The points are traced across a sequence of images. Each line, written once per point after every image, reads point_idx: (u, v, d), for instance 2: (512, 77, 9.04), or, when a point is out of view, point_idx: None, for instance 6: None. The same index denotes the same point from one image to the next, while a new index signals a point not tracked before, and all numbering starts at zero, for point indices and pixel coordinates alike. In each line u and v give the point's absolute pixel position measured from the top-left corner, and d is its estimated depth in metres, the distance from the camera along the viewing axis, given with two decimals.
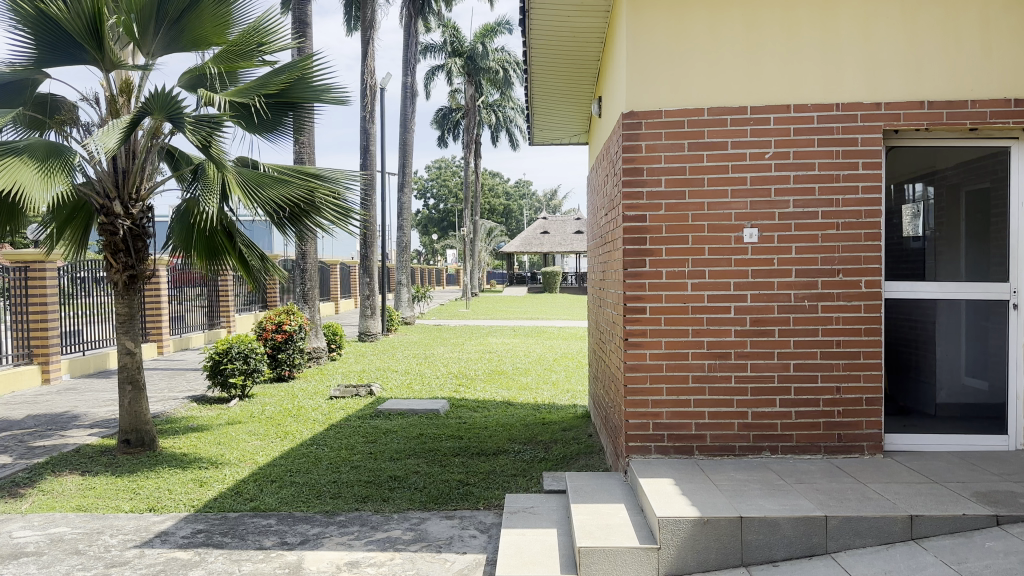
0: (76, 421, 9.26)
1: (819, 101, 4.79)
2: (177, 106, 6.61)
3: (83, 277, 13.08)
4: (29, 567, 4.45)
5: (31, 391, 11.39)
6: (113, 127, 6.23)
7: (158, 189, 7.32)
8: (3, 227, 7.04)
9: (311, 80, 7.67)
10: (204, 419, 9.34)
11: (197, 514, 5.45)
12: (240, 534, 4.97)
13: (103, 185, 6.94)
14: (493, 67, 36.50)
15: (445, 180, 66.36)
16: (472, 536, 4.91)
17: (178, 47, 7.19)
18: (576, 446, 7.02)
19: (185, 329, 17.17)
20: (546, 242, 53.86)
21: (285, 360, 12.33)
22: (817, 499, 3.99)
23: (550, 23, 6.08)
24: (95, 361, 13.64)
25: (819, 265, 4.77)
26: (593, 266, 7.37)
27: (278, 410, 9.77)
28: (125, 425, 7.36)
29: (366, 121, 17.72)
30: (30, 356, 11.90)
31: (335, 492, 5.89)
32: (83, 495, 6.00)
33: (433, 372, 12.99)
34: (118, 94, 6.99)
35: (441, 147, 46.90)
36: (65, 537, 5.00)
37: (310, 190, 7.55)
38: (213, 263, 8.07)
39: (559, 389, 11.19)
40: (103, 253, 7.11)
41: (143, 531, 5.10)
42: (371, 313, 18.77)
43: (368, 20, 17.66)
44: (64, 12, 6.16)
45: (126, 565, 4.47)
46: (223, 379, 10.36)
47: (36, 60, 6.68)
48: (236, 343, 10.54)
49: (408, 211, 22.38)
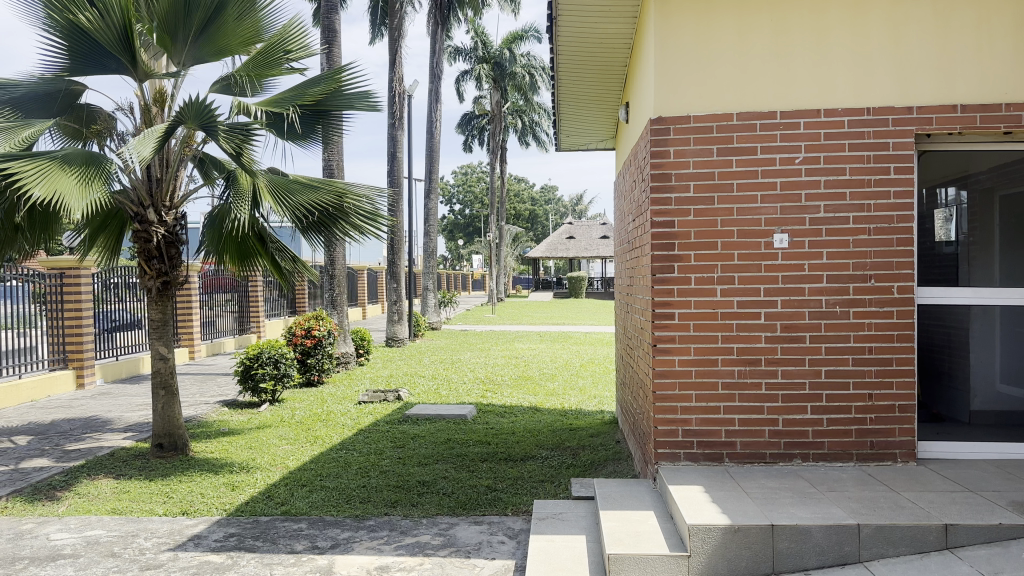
0: (111, 424, 9.43)
1: (850, 105, 4.75)
2: (211, 116, 6.71)
3: (115, 283, 13.33)
4: (67, 569, 4.54)
5: (66, 396, 11.59)
6: (148, 135, 6.37)
7: (191, 196, 7.46)
8: (39, 235, 7.20)
9: (344, 88, 7.80)
10: (235, 424, 9.47)
11: (230, 517, 5.53)
12: (272, 538, 5.03)
13: (137, 193, 7.06)
14: (520, 73, 36.54)
15: (470, 186, 66.48)
16: (500, 542, 4.92)
17: (209, 58, 7.30)
18: (603, 452, 7.01)
19: (217, 334, 17.40)
20: (571, 246, 53.75)
21: (314, 364, 12.45)
22: (849, 507, 3.94)
23: (578, 29, 6.09)
24: (128, 365, 13.87)
25: (850, 270, 4.73)
26: (621, 271, 7.36)
27: (307, 414, 9.88)
28: (159, 429, 7.48)
29: (394, 128, 17.87)
30: (65, 361, 12.12)
31: (365, 497, 5.94)
32: (118, 499, 6.10)
33: (460, 378, 13.04)
34: (151, 103, 7.13)
35: (467, 151, 47.06)
36: (101, 539, 5.10)
37: (338, 197, 7.64)
38: (245, 267, 8.27)
39: (586, 395, 11.17)
40: (137, 260, 7.24)
41: (177, 534, 5.18)
42: (399, 318, 18.82)
43: (396, 27, 17.85)
44: (95, 23, 6.31)
45: (161, 567, 4.54)
46: (254, 384, 10.48)
47: (68, 69, 6.79)
48: (267, 349, 10.65)
49: (435, 216, 22.47)
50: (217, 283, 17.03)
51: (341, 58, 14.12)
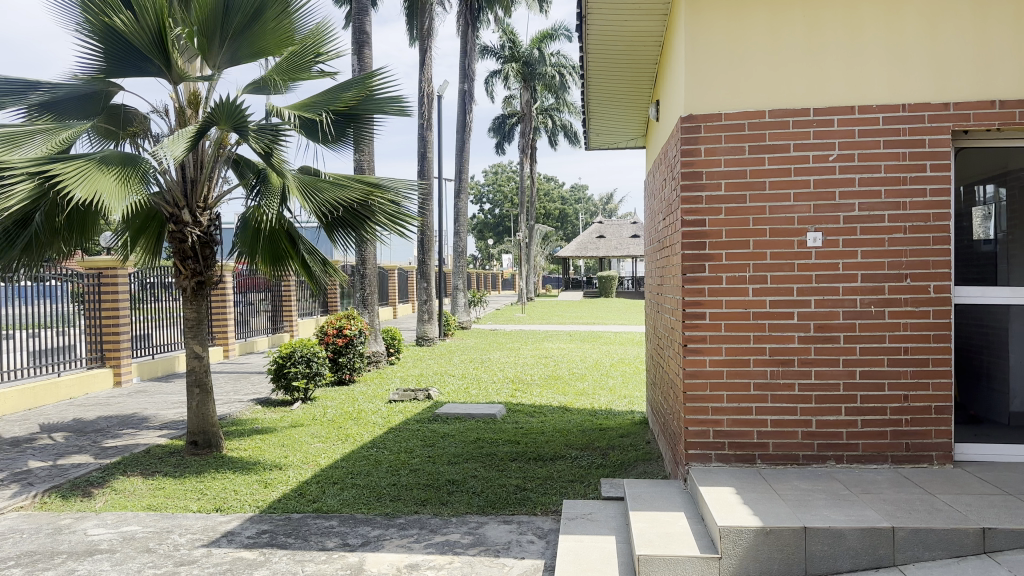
0: (147, 422, 9.60)
1: (884, 102, 4.67)
2: (242, 115, 6.77)
3: (152, 282, 13.58)
4: (103, 564, 4.63)
5: (103, 394, 11.83)
6: (179, 135, 6.46)
7: (225, 197, 7.56)
8: (77, 238, 7.35)
9: (375, 93, 7.86)
10: (268, 422, 9.59)
11: (262, 515, 5.59)
12: (303, 535, 5.08)
13: (172, 194, 7.18)
14: (549, 73, 36.45)
15: (500, 186, 66.51)
16: (530, 541, 4.92)
17: (243, 60, 7.38)
18: (633, 453, 6.96)
19: (250, 333, 17.63)
20: (601, 245, 53.50)
21: (345, 364, 12.56)
22: (883, 510, 3.87)
23: (608, 27, 6.07)
24: (164, 364, 14.11)
25: (885, 269, 4.65)
26: (652, 271, 7.32)
27: (339, 413, 9.95)
28: (193, 427, 7.59)
29: (424, 128, 17.96)
30: (102, 359, 12.36)
31: (395, 495, 5.98)
32: (153, 496, 6.22)
33: (489, 377, 13.05)
34: (186, 106, 7.26)
35: (497, 151, 47.16)
36: (137, 535, 5.19)
37: (366, 195, 7.67)
38: (277, 268, 8.37)
39: (616, 395, 11.12)
40: (172, 260, 7.35)
41: (211, 530, 5.26)
42: (428, 317, 18.87)
43: (426, 28, 17.92)
44: (129, 25, 6.42)
45: (194, 563, 4.61)
46: (287, 382, 10.60)
47: (105, 72, 6.92)
48: (299, 347, 10.75)
49: (464, 216, 22.51)
50: (250, 283, 17.25)
51: (372, 59, 14.21)
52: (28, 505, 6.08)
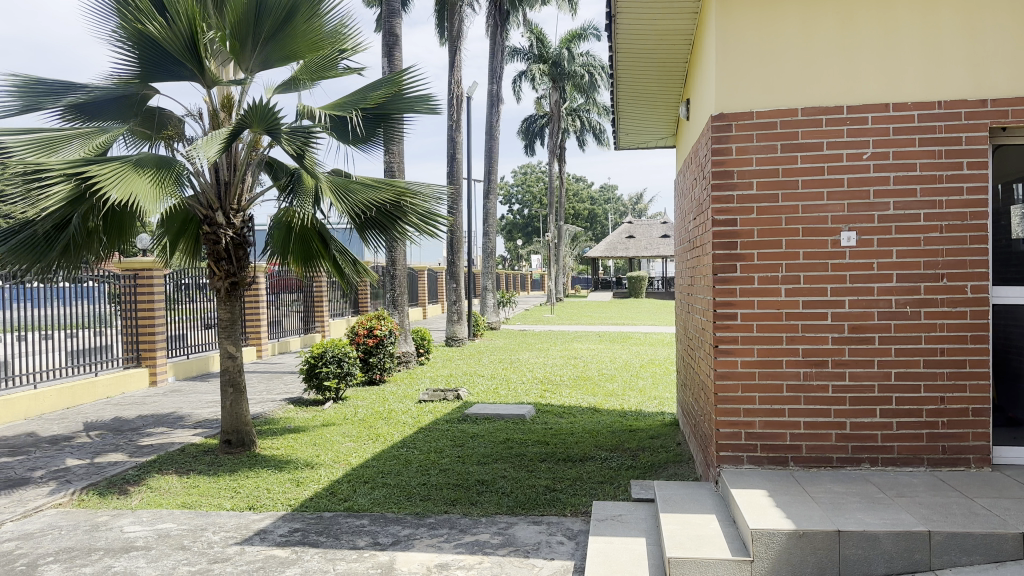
0: (182, 421, 9.76)
1: (919, 99, 4.59)
2: (275, 118, 6.86)
3: (186, 283, 13.78)
4: (139, 560, 4.71)
5: (140, 393, 12.05)
6: (213, 137, 6.56)
7: (258, 199, 7.66)
8: (115, 239, 7.50)
9: (404, 92, 7.90)
10: (300, 421, 9.70)
11: (294, 513, 5.65)
12: (335, 534, 5.13)
13: (206, 197, 7.30)
14: (578, 72, 36.34)
15: (529, 187, 66.48)
16: (559, 542, 4.91)
17: (275, 63, 7.48)
18: (664, 454, 6.92)
19: (283, 333, 17.84)
20: (631, 245, 53.22)
21: (376, 364, 12.65)
22: (919, 514, 3.80)
23: (637, 25, 6.03)
24: (199, 363, 14.34)
25: (921, 269, 4.57)
26: (682, 271, 7.27)
27: (370, 413, 10.03)
28: (227, 426, 7.70)
29: (453, 130, 18.03)
30: (138, 359, 12.59)
31: (425, 494, 6.01)
32: (188, 493, 6.31)
33: (518, 378, 13.04)
34: (220, 109, 7.37)
35: (526, 152, 47.19)
36: (172, 532, 5.27)
37: (397, 196, 7.72)
38: (309, 268, 8.46)
39: (646, 396, 11.06)
40: (207, 261, 7.46)
41: (244, 528, 5.32)
42: (458, 318, 18.92)
43: (456, 30, 17.97)
44: (162, 31, 6.52)
45: (228, 561, 4.67)
46: (318, 382, 10.70)
47: (140, 76, 7.03)
48: (331, 347, 10.83)
49: (494, 217, 22.54)
50: (283, 283, 17.45)
51: (402, 61, 14.29)
52: (66, 502, 6.21)
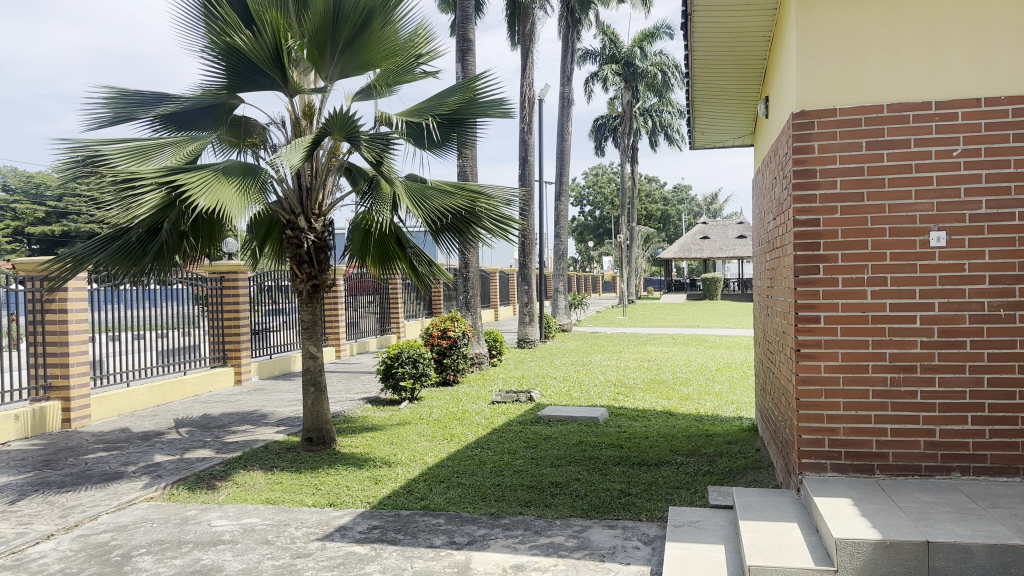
0: (266, 419, 10.08)
1: (1015, 92, 4.37)
2: (355, 126, 7.02)
3: (269, 286, 14.20)
4: (227, 553, 4.89)
5: (225, 391, 12.50)
6: (296, 146, 6.77)
7: (338, 204, 7.86)
8: (203, 244, 7.82)
9: (478, 97, 7.97)
10: (377, 420, 9.88)
11: (373, 510, 5.77)
12: (412, 532, 5.21)
13: (289, 202, 7.53)
14: (651, 71, 35.93)
15: (601, 188, 66.09)
16: (635, 547, 4.86)
17: (353, 71, 7.66)
18: (742, 460, 6.77)
19: (360, 334, 18.22)
20: (705, 246, 52.28)
21: (450, 365, 12.79)
22: (1017, 527, 3.61)
23: (714, 24, 5.93)
24: (281, 363, 14.79)
25: (1017, 270, 4.34)
26: (760, 272, 7.11)
27: (444, 413, 10.14)
28: (308, 424, 7.91)
29: (525, 132, 18.09)
30: (224, 359, 13.07)
31: (500, 495, 6.04)
32: (271, 489, 6.51)
33: (592, 380, 12.97)
34: (302, 117, 7.59)
35: (598, 153, 46.96)
36: (257, 527, 5.45)
37: (472, 201, 7.79)
38: (385, 269, 8.63)
39: (723, 401, 10.84)
40: (290, 264, 7.68)
41: (325, 524, 5.46)
42: (530, 320, 18.94)
43: (528, 32, 18.01)
44: (249, 44, 6.74)
45: (310, 556, 4.80)
46: (394, 382, 10.89)
47: (229, 87, 7.30)
48: (406, 348, 11.00)
49: (566, 218, 22.49)
50: (359, 285, 17.82)
51: (475, 66, 14.43)
52: (158, 495, 6.49)
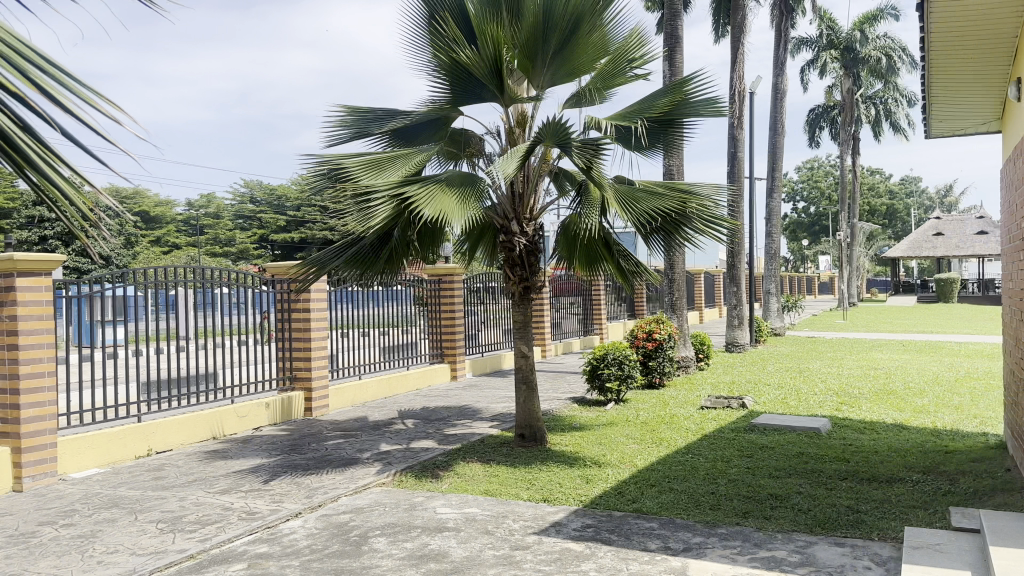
0: (480, 414, 10.57)
1: None
2: (566, 133, 7.17)
3: (477, 287, 14.76)
4: (452, 540, 5.19)
5: (442, 386, 13.26)
6: (511, 155, 7.05)
7: (548, 208, 8.07)
8: (427, 248, 8.35)
9: (690, 98, 7.82)
10: (586, 420, 10.01)
11: (586, 509, 5.86)
12: (626, 533, 5.23)
13: (503, 208, 7.85)
14: (873, 55, 33.21)
15: (817, 183, 62.11)
16: (866, 567, 4.54)
17: (564, 78, 7.84)
18: (990, 482, 6.09)
19: (565, 335, 18.55)
20: (940, 244, 47.42)
21: (656, 367, 12.66)
22: None
23: (957, 2, 5.39)
24: (492, 361, 15.43)
25: None
26: (1011, 274, 6.36)
27: (652, 416, 10.06)
28: (521, 421, 8.19)
29: (734, 128, 17.47)
30: (441, 356, 13.87)
31: (714, 503, 5.90)
32: (489, 482, 6.82)
33: (809, 388, 12.24)
34: (515, 126, 7.90)
35: (814, 146, 44.21)
36: (478, 517, 5.74)
37: (682, 202, 7.67)
38: (593, 269, 8.74)
39: (964, 415, 9.78)
40: (503, 267, 8.00)
41: (541, 519, 5.63)
42: (739, 323, 18.25)
43: (738, 24, 17.36)
44: (472, 58, 7.12)
45: (529, 549, 4.97)
46: (602, 383, 10.96)
47: (451, 101, 7.77)
48: (612, 349, 11.02)
49: (778, 216, 21.42)
50: (565, 287, 18.12)
51: (683, 64, 14.17)
52: (388, 481, 7.03)
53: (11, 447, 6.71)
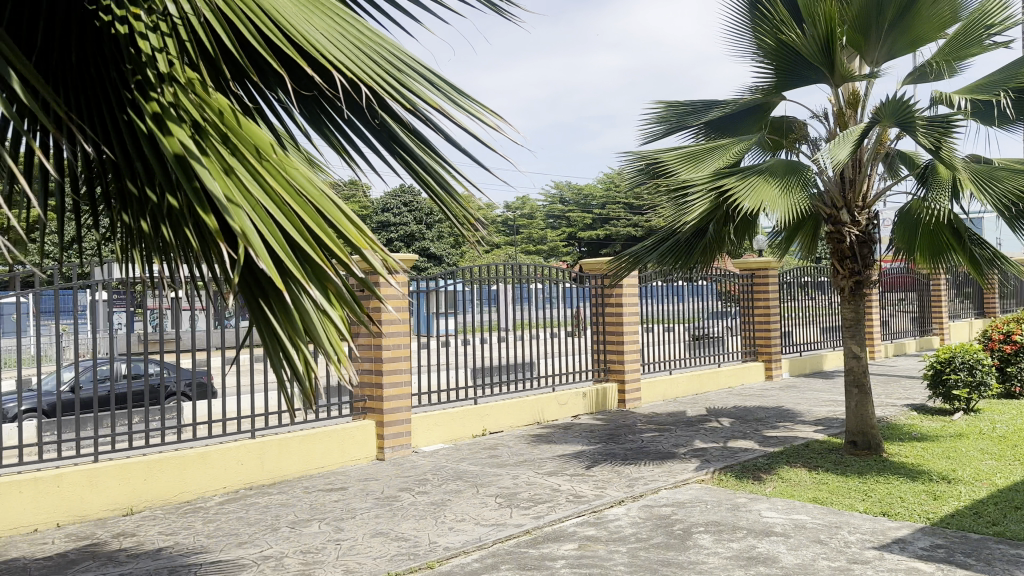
0: (802, 416, 9.96)
1: None
2: (910, 110, 6.44)
3: (788, 281, 13.92)
4: (780, 545, 4.96)
5: (758, 385, 12.74)
6: (843, 139, 6.51)
7: (884, 194, 7.34)
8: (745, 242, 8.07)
9: None
10: (929, 429, 8.94)
11: (936, 528, 5.24)
12: (988, 560, 4.57)
13: (831, 196, 7.31)
14: None
15: None
16: None
17: (905, 50, 7.07)
18: None
19: (897, 335, 16.74)
20: None
21: (1018, 374, 10.89)
22: None
23: None
24: (812, 361, 14.45)
25: None
26: None
27: (1014, 430, 8.67)
28: (852, 426, 7.56)
29: None
30: (756, 354, 13.32)
31: None
32: (818, 489, 6.40)
33: None
34: (846, 107, 7.30)
35: None
36: (807, 524, 5.42)
37: None
38: (938, 261, 7.77)
39: None
40: (831, 259, 7.46)
41: (881, 534, 5.15)
42: None
43: None
44: (800, 39, 6.71)
45: (869, 564, 4.58)
46: (947, 390, 9.71)
47: (775, 86, 7.42)
48: (960, 352, 9.69)
49: None
50: (896, 282, 16.34)
51: None
52: (708, 478, 6.93)
53: (375, 421, 7.77)
